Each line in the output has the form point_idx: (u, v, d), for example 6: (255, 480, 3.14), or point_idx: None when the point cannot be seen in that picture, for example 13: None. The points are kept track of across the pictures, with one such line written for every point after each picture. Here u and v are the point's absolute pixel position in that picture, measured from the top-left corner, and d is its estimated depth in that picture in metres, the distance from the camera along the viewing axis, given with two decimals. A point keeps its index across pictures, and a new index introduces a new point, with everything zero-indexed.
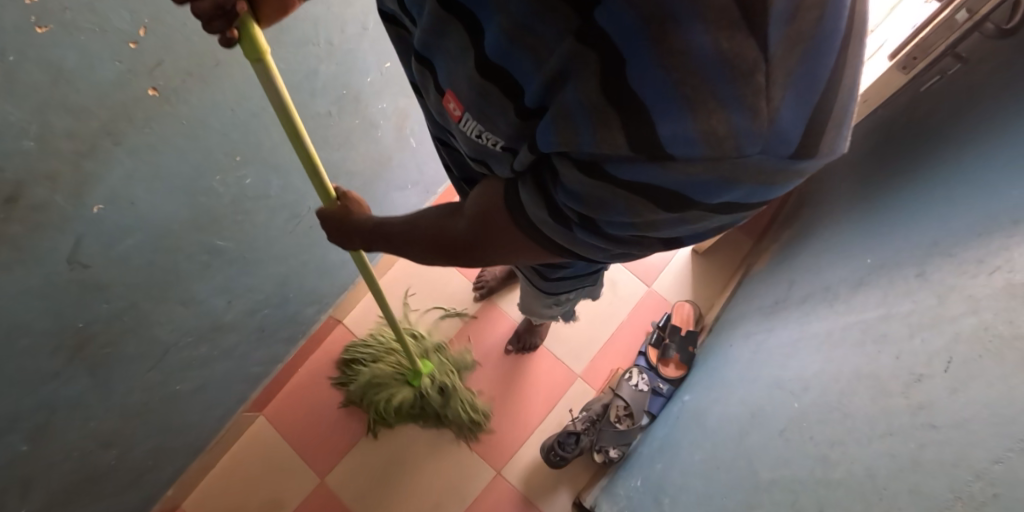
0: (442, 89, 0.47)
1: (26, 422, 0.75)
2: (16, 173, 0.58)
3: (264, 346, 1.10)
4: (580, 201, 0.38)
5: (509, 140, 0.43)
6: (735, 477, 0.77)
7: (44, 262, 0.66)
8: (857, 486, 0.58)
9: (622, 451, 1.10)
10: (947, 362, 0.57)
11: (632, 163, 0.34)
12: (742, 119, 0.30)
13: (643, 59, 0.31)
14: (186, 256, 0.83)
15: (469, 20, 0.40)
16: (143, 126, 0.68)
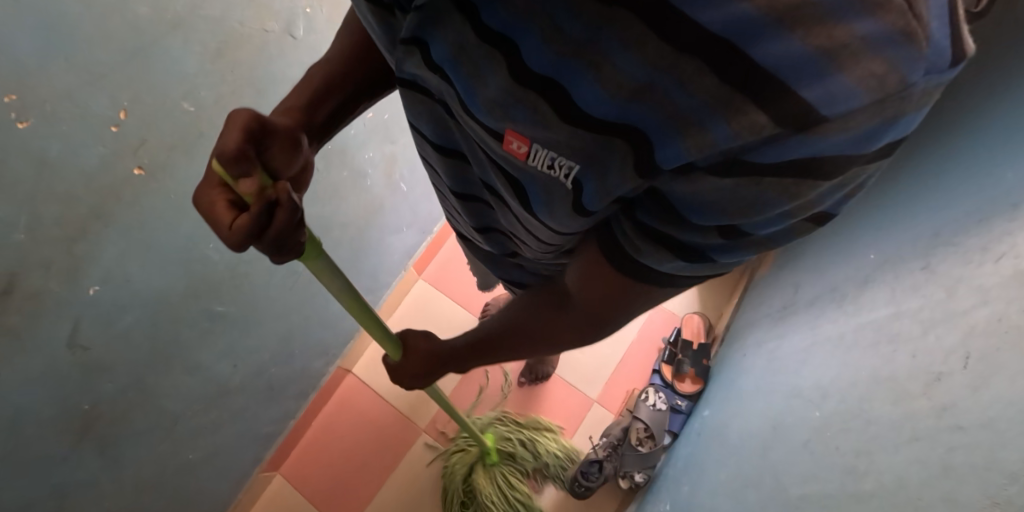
0: (495, 133, 0.37)
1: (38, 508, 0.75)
2: (10, 264, 0.59)
3: (276, 404, 1.09)
4: (719, 213, 0.29)
5: (584, 165, 0.34)
6: (766, 496, 0.74)
7: (42, 348, 0.66)
8: (890, 497, 0.56)
9: (648, 474, 1.06)
10: (965, 358, 0.56)
11: (776, 142, 0.25)
12: (895, 47, 0.21)
13: (750, 32, 0.22)
14: (187, 325, 0.83)
15: (506, 46, 0.31)
16: (131, 204, 0.68)
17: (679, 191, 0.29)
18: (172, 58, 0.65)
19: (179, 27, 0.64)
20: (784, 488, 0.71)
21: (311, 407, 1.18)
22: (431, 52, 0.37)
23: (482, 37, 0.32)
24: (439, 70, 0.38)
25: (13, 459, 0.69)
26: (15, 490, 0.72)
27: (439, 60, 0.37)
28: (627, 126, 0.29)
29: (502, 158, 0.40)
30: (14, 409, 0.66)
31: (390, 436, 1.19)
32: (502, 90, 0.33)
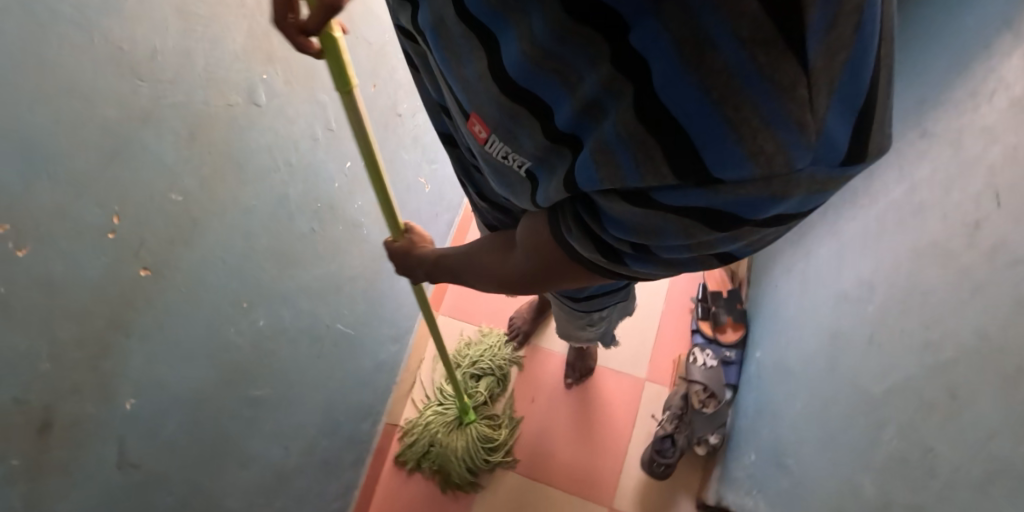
0: (463, 109, 0.42)
1: None
2: (42, 398, 0.58)
3: (336, 478, 1.05)
4: (631, 230, 0.34)
5: (534, 160, 0.38)
6: (847, 403, 0.71)
7: (90, 476, 0.64)
8: (973, 354, 0.54)
9: (720, 434, 1.03)
10: (996, 197, 0.56)
11: (678, 189, 0.29)
12: (788, 135, 0.24)
13: (682, 89, 0.25)
14: (229, 417, 0.81)
15: (484, 31, 0.34)
16: (147, 307, 0.67)
17: (606, 206, 0.34)
18: (151, 152, 0.65)
19: (151, 120, 0.64)
20: (863, 389, 0.69)
21: (370, 475, 1.14)
22: (419, 14, 0.40)
23: (462, 16, 0.35)
24: (422, 32, 0.41)
25: None
26: None
27: (425, 26, 0.39)
28: (576, 138, 0.33)
29: (468, 135, 0.45)
30: None
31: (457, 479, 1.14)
32: (471, 70, 0.37)
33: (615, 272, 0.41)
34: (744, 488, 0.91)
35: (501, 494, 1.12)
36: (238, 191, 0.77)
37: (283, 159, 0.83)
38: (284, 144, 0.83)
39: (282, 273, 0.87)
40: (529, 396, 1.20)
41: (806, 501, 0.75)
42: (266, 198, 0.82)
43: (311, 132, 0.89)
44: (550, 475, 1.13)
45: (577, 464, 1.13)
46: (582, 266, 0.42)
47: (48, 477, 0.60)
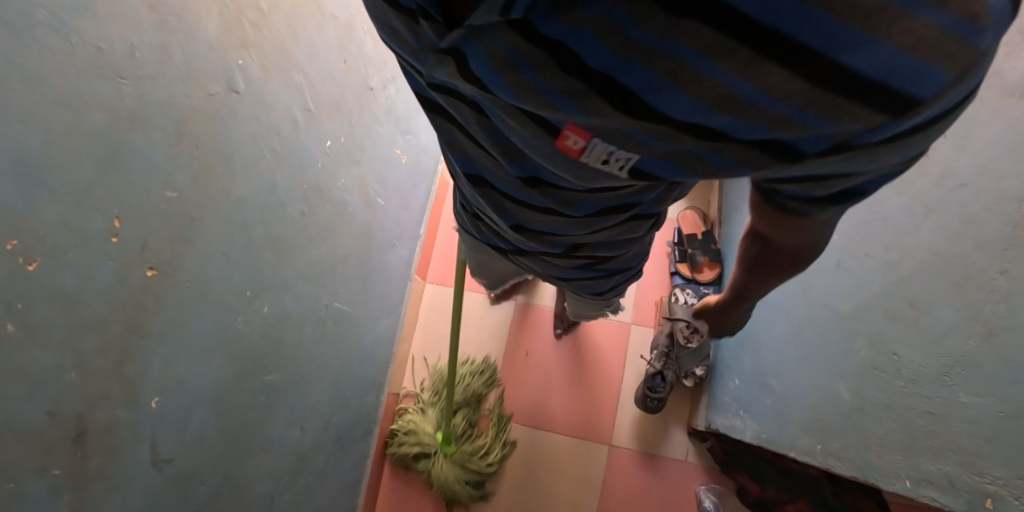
0: (546, 129, 0.32)
1: None
2: (73, 408, 0.59)
3: (351, 451, 1.10)
4: (842, 174, 0.31)
5: (662, 157, 0.31)
6: (819, 324, 0.79)
7: (132, 477, 0.66)
8: (931, 268, 0.61)
9: (706, 365, 1.11)
10: (943, 129, 0.63)
11: (878, 126, 0.26)
12: (967, 32, 0.22)
13: (846, 38, 0.22)
14: (248, 405, 0.83)
15: (563, 56, 0.26)
16: (160, 308, 0.68)
17: (804, 173, 0.32)
18: (142, 153, 0.64)
19: (137, 121, 0.63)
20: (833, 309, 0.76)
21: (381, 443, 1.20)
22: (468, 64, 0.29)
23: (535, 43, 0.26)
24: (477, 81, 0.30)
25: None
26: None
27: (478, 73, 0.29)
28: (714, 131, 0.28)
29: (552, 160, 0.35)
30: None
31: None
32: (544, 87, 0.27)
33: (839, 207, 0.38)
34: (730, 411, 1.01)
35: (511, 447, 1.20)
36: (230, 184, 0.77)
37: (269, 147, 0.83)
38: (266, 132, 0.83)
39: (279, 259, 0.88)
40: (524, 351, 1.27)
41: (784, 414, 0.84)
42: (256, 188, 0.81)
43: (291, 115, 0.88)
44: (552, 423, 1.21)
45: (575, 410, 1.21)
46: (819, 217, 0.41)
47: (91, 483, 0.62)
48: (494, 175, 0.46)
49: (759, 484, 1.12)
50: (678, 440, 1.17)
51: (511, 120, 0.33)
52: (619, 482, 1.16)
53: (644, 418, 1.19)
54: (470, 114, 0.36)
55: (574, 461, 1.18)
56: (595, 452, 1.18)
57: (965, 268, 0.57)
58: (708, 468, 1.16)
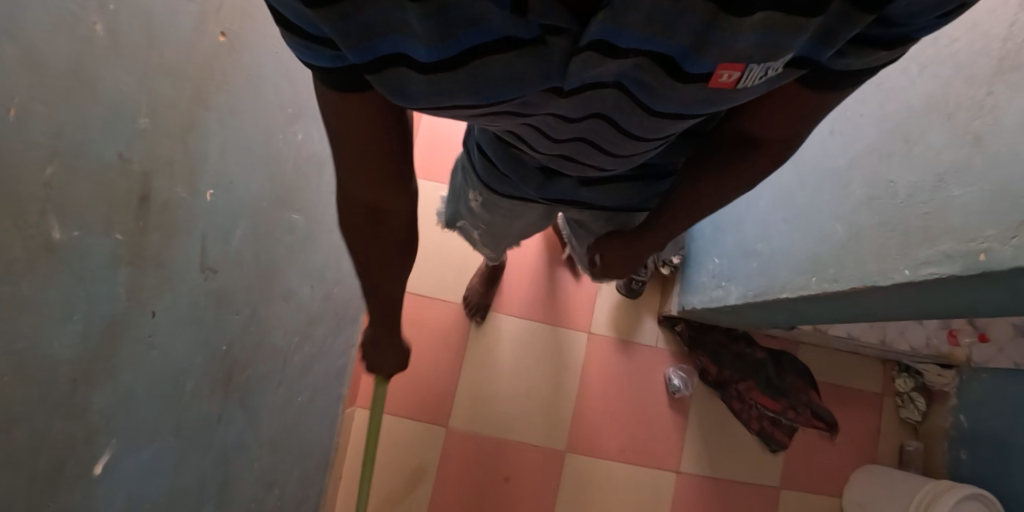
0: (698, 77, 0.37)
1: (214, 481, 0.73)
2: (142, 163, 0.53)
3: (342, 331, 1.07)
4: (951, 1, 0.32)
5: (801, 48, 0.35)
6: (813, 185, 0.91)
7: (182, 278, 0.61)
8: (919, 109, 0.74)
9: (682, 255, 1.23)
10: None
11: None
12: None
13: None
14: (277, 239, 0.79)
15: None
16: (222, 82, 0.63)
17: (911, 6, 0.31)
18: None
19: None
20: (831, 166, 0.88)
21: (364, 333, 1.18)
22: (612, 43, 0.33)
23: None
24: (629, 53, 0.34)
25: (184, 419, 0.65)
26: (184, 455, 0.66)
27: (627, 46, 0.33)
28: None
29: (706, 102, 0.41)
30: (175, 364, 0.62)
31: (455, 329, 1.26)
32: (693, 21, 0.31)
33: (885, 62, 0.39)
34: (711, 291, 1.12)
35: (496, 335, 1.27)
36: None
37: None
38: None
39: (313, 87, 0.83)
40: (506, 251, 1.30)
41: (773, 269, 0.96)
42: None
43: None
44: (534, 316, 1.28)
45: (556, 304, 1.28)
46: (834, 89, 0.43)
47: (148, 266, 0.56)
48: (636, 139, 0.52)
49: (717, 366, 1.26)
50: (649, 327, 1.29)
51: (663, 80, 0.38)
52: (594, 368, 1.27)
53: (620, 308, 1.29)
54: (614, 95, 0.41)
55: (555, 350, 1.26)
56: (573, 340, 1.27)
57: (953, 100, 0.70)
58: (674, 354, 1.29)
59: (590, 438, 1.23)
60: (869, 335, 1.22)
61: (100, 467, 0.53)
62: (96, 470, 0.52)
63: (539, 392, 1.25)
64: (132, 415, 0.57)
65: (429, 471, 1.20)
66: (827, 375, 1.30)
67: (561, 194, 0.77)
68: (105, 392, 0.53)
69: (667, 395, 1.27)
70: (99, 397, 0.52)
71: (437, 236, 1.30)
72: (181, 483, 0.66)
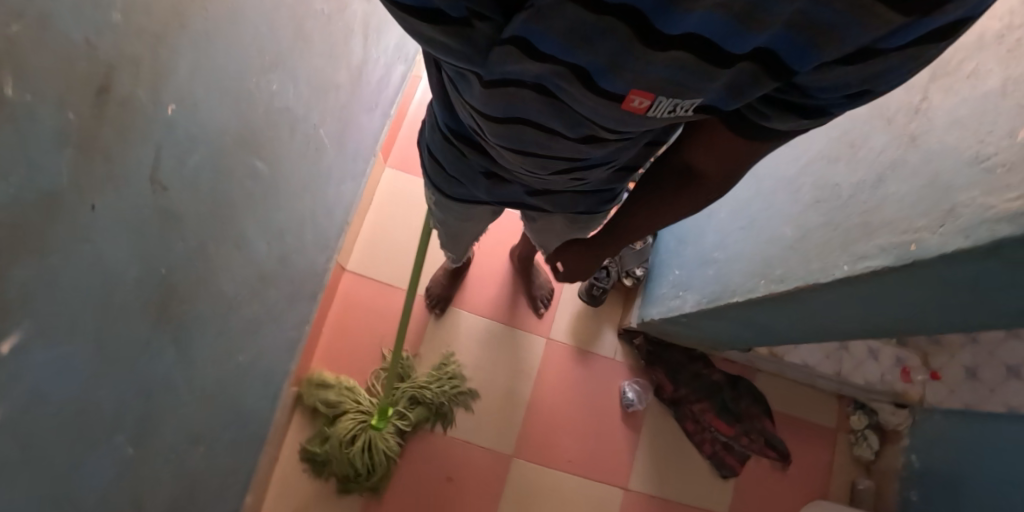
0: (613, 98, 0.47)
1: (132, 413, 0.71)
2: (106, 55, 0.54)
3: (299, 304, 1.06)
4: (840, 86, 0.44)
5: (712, 95, 0.46)
6: (771, 193, 0.93)
7: (129, 181, 0.62)
8: (868, 115, 0.78)
9: (645, 267, 1.24)
10: None
11: (904, 31, 0.38)
12: None
13: None
14: (237, 180, 0.79)
15: (641, 23, 0.38)
16: (201, 7, 0.65)
17: (813, 77, 0.43)
18: None
19: None
20: (786, 175, 0.90)
21: (320, 311, 1.16)
22: (536, 47, 0.42)
23: (605, 17, 0.38)
24: (549, 59, 0.43)
25: (104, 329, 0.64)
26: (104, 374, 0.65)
27: (549, 51, 0.42)
28: (765, 48, 0.40)
29: (615, 118, 0.51)
30: (103, 268, 0.62)
31: (413, 321, 1.24)
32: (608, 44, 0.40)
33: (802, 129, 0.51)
34: (667, 301, 1.13)
35: (454, 332, 1.24)
36: None
37: None
38: None
39: (294, 44, 0.85)
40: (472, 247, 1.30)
41: (726, 274, 0.97)
42: None
43: None
44: (493, 316, 1.26)
45: (517, 306, 1.27)
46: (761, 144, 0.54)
47: (95, 157, 0.57)
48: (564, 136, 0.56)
49: (673, 384, 1.25)
50: (609, 339, 1.28)
51: (579, 92, 0.47)
52: (550, 373, 1.24)
53: (580, 317, 1.28)
54: (534, 96, 0.49)
55: (512, 352, 1.24)
56: (531, 344, 1.26)
57: (901, 106, 0.73)
58: (631, 367, 1.27)
59: (538, 446, 1.20)
60: (825, 364, 1.21)
61: (6, 348, 0.51)
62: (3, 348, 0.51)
63: (491, 393, 1.22)
64: (53, 304, 0.56)
65: None
66: (782, 405, 1.29)
67: (507, 198, 0.76)
68: (27, 267, 0.52)
69: (620, 408, 1.25)
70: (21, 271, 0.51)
71: (409, 228, 1.30)
72: (94, 399, 0.64)
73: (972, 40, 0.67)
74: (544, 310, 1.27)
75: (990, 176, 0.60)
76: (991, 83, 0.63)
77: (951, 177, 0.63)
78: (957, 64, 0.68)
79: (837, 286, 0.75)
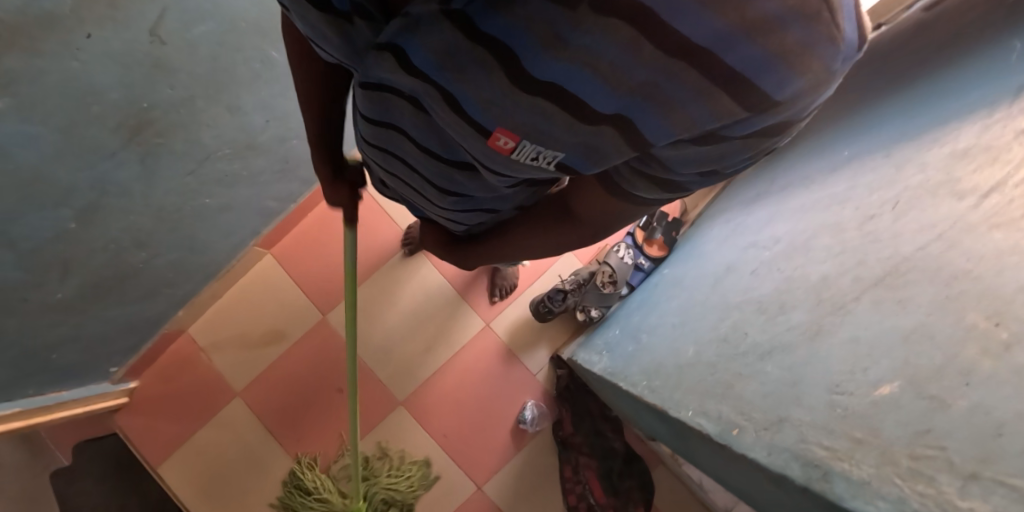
0: (479, 129, 0.45)
1: (81, 198, 0.84)
2: None
3: (283, 181, 1.18)
4: (697, 162, 0.44)
5: (566, 148, 0.44)
6: (707, 309, 0.87)
7: (131, 26, 0.70)
8: (810, 287, 0.69)
9: (601, 312, 1.23)
10: (893, 205, 0.66)
11: (745, 123, 0.38)
12: (805, 37, 0.32)
13: (751, 60, 0.33)
14: (243, 59, 0.89)
15: (499, 51, 0.37)
16: None
17: (671, 153, 0.43)
18: None
19: None
20: (725, 300, 0.84)
21: (306, 203, 1.27)
22: (408, 56, 0.41)
23: (476, 45, 0.37)
24: (421, 75, 0.42)
25: (74, 133, 0.75)
26: (67, 165, 0.77)
27: (420, 64, 0.41)
28: (621, 115, 0.39)
29: (484, 153, 0.49)
30: (86, 85, 0.71)
31: (382, 247, 1.29)
32: (480, 76, 0.39)
33: (668, 200, 0.51)
34: (597, 349, 1.12)
35: (411, 275, 1.29)
36: None
37: None
38: None
39: None
40: None
41: (636, 359, 0.94)
42: None
43: None
44: (452, 280, 1.30)
45: (477, 282, 1.30)
46: (620, 200, 0.53)
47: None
48: (426, 167, 0.60)
49: (573, 427, 1.24)
50: (539, 357, 1.29)
51: (449, 116, 0.46)
52: (470, 352, 1.29)
53: (526, 322, 1.30)
54: (413, 108, 0.49)
55: (450, 316, 1.29)
56: (469, 320, 1.29)
57: (833, 294, 0.64)
58: (545, 391, 1.29)
59: (425, 411, 1.26)
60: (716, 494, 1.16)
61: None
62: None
63: (410, 342, 1.28)
64: (37, 98, 0.66)
65: (282, 339, 1.27)
66: (664, 505, 1.25)
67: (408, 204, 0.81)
68: (17, 60, 0.60)
69: (514, 420, 1.27)
70: (11, 62, 0.59)
71: None
72: (43, 178, 0.75)
73: (935, 265, 0.54)
74: (499, 298, 1.29)
75: (828, 414, 0.55)
76: (905, 320, 0.53)
77: (808, 394, 0.58)
78: (900, 285, 0.57)
79: (677, 422, 0.77)
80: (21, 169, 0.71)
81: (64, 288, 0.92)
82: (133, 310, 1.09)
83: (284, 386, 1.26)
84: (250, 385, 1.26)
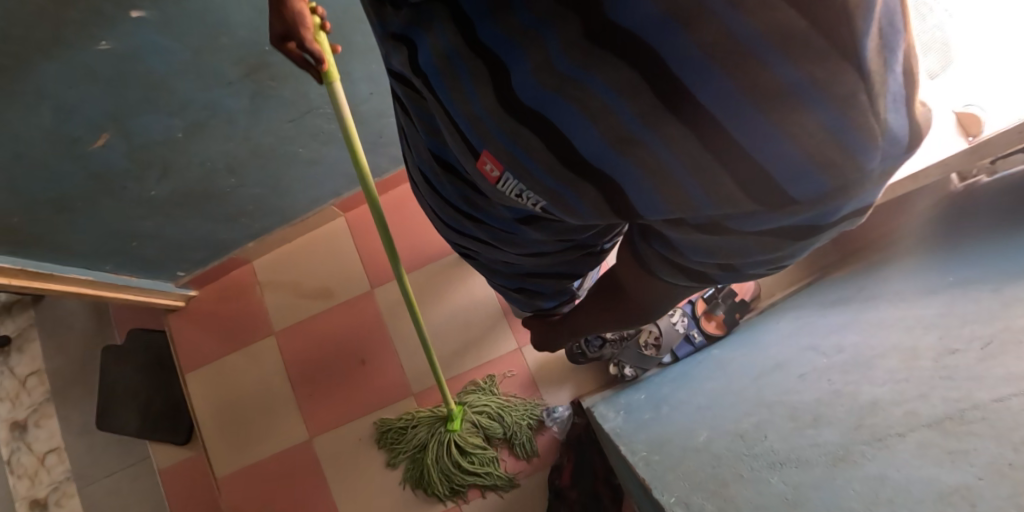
0: (468, 146, 0.34)
1: (192, 114, 0.91)
2: None
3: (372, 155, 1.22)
4: (709, 253, 0.32)
5: (551, 194, 0.32)
6: (736, 398, 0.78)
7: None
8: (859, 406, 0.58)
9: (636, 373, 1.16)
10: (985, 343, 0.55)
11: (754, 217, 0.27)
12: (832, 116, 0.20)
13: (768, 146, 0.22)
14: None
15: (493, 62, 0.27)
16: None
17: (680, 237, 0.32)
18: None
19: None
20: (760, 396, 0.74)
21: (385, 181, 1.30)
22: (416, 52, 0.33)
23: (472, 55, 0.27)
24: (422, 73, 0.34)
25: (199, 59, 0.82)
26: (187, 83, 0.85)
27: (424, 66, 0.32)
28: (594, 163, 0.28)
29: (480, 179, 0.37)
30: (218, 21, 0.77)
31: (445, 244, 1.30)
32: (473, 93, 0.29)
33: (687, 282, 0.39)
34: (615, 407, 1.04)
35: (460, 278, 1.29)
36: None
37: None
38: None
39: None
40: None
41: (651, 429, 0.85)
42: None
43: None
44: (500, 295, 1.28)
45: None
46: (655, 281, 0.43)
47: None
48: (458, 214, 0.51)
49: (571, 479, 1.16)
50: (560, 397, 1.23)
51: (450, 134, 0.35)
52: (491, 370, 1.26)
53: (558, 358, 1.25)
54: (426, 113, 0.40)
55: (485, 331, 1.27)
56: (502, 341, 1.26)
57: (878, 422, 0.54)
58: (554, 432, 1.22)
59: None
60: None
61: (133, 16, 0.69)
62: (131, 14, 0.68)
63: (443, 343, 1.28)
64: (171, 16, 0.72)
65: (326, 297, 1.32)
66: None
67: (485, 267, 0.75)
68: None
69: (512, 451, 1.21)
70: None
71: None
72: (163, 89, 0.83)
73: (1009, 422, 0.43)
74: None
75: None
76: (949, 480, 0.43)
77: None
78: (960, 435, 0.46)
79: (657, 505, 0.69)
80: (147, 74, 0.79)
81: (159, 187, 1.02)
82: (209, 226, 1.18)
83: (315, 341, 1.31)
84: (285, 329, 1.32)
